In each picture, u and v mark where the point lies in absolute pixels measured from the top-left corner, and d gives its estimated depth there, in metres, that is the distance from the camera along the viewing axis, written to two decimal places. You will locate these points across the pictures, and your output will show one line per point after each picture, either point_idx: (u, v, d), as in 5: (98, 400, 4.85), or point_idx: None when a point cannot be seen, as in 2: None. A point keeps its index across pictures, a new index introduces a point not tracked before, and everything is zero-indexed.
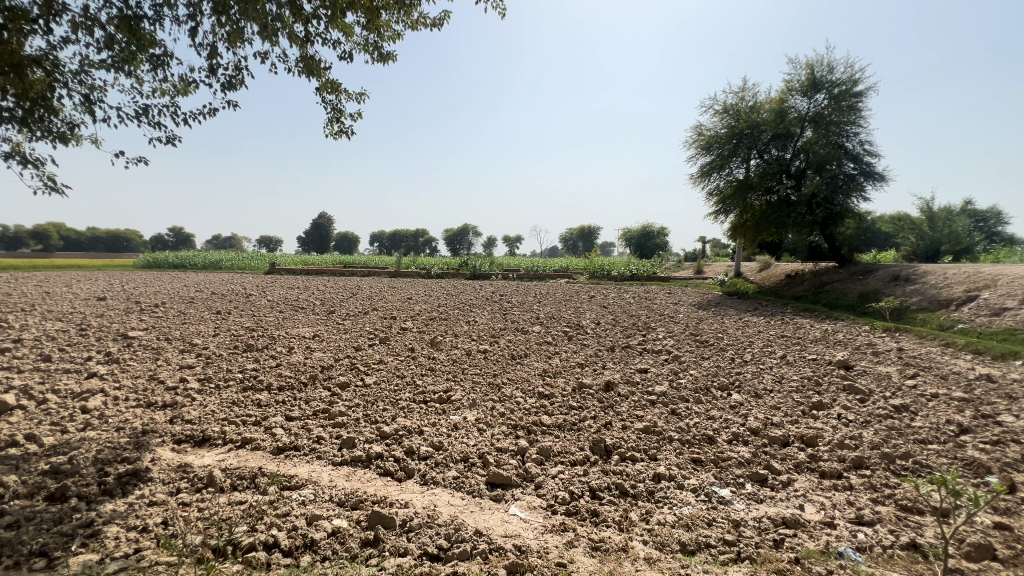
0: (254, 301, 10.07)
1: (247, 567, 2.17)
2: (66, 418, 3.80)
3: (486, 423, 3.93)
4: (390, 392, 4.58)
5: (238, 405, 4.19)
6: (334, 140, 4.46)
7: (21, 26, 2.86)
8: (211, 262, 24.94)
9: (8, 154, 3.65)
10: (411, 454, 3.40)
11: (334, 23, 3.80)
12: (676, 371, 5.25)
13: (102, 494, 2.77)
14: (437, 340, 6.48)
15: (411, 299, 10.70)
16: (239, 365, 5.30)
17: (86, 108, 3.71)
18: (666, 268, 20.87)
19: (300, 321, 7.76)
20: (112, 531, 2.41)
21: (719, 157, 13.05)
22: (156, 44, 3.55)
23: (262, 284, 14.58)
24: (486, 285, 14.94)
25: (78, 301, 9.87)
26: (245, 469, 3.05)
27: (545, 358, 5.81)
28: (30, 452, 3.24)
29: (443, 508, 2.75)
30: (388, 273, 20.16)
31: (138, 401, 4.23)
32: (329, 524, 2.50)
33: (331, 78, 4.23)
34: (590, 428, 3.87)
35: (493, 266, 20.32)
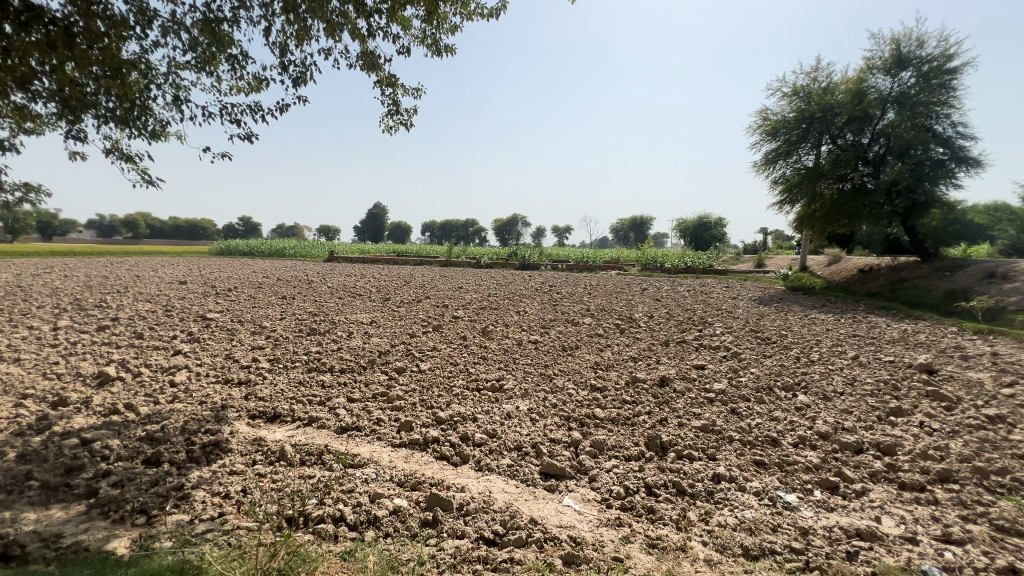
0: (315, 287, 10.62)
1: (318, 538, 2.32)
2: (156, 390, 4.19)
3: (539, 413, 3.95)
4: (444, 378, 4.70)
5: (304, 385, 4.47)
6: (390, 134, 4.42)
7: (121, 33, 3.12)
8: (276, 249, 26.57)
9: (109, 150, 4.02)
10: (466, 439, 3.48)
11: (395, 17, 3.87)
12: (736, 368, 5.03)
13: (189, 461, 3.03)
14: (488, 329, 6.57)
15: (462, 288, 10.90)
16: (304, 347, 5.63)
17: (175, 106, 4.02)
18: (723, 261, 19.97)
19: (358, 307, 8.12)
20: (200, 495, 2.64)
21: (786, 143, 12.27)
22: (232, 44, 3.77)
23: (323, 271, 15.34)
24: (536, 276, 14.90)
25: (163, 284, 10.78)
26: (312, 446, 3.24)
27: (596, 350, 5.75)
28: (128, 419, 3.60)
29: (498, 494, 2.80)
30: (439, 262, 20.62)
31: (216, 377, 4.60)
32: (391, 503, 2.61)
33: (389, 73, 4.33)
34: (645, 423, 3.80)
35: (543, 256, 20.30)
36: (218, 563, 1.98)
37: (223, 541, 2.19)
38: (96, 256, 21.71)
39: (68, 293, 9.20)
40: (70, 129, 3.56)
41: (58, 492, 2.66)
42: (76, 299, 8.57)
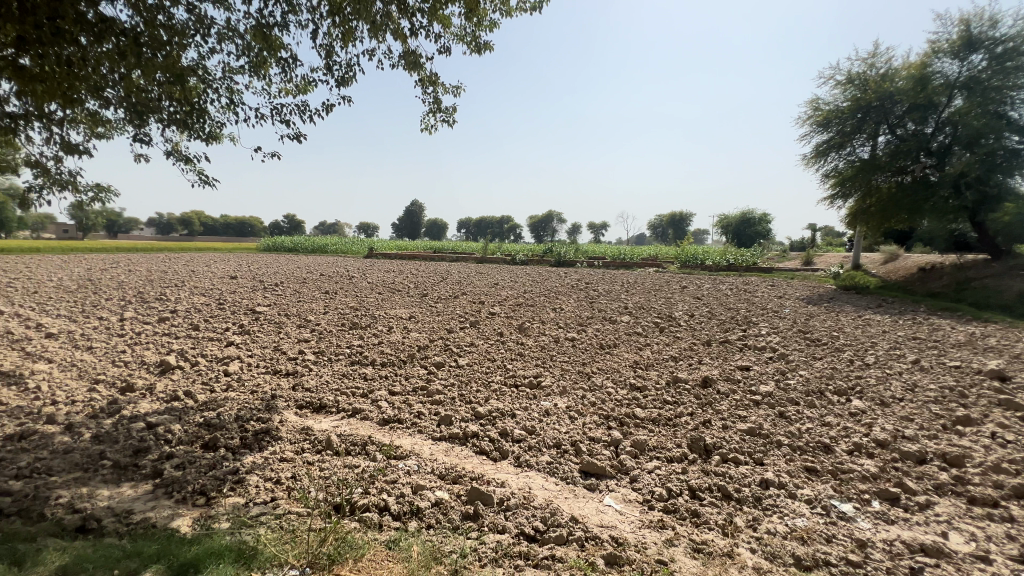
0: (356, 283, 10.94)
1: (364, 526, 2.40)
2: (212, 379, 4.43)
3: (577, 411, 3.93)
4: (482, 374, 4.75)
5: (348, 377, 4.62)
6: (431, 133, 4.49)
7: (182, 41, 3.30)
8: (318, 246, 27.51)
9: (170, 152, 4.25)
10: (505, 435, 3.51)
11: (437, 16, 3.91)
12: (783, 370, 4.84)
13: (243, 447, 3.20)
14: (525, 326, 6.58)
15: (498, 285, 10.96)
16: (347, 340, 5.81)
17: (229, 109, 4.21)
18: (768, 258, 19.21)
19: (397, 303, 8.30)
20: (254, 479, 2.77)
21: (839, 134, 11.65)
22: (282, 48, 3.91)
23: (363, 267, 15.79)
24: (573, 272, 14.81)
25: (216, 278, 11.39)
26: (357, 436, 3.34)
27: (635, 348, 5.65)
28: (188, 405, 3.83)
29: (538, 491, 2.81)
30: (475, 259, 20.81)
31: (266, 367, 4.82)
32: (433, 495, 2.67)
33: (430, 73, 4.40)
34: (687, 424, 3.71)
35: (579, 253, 20.13)
36: (273, 546, 2.08)
37: (277, 525, 2.30)
38: (155, 251, 23.18)
39: (133, 287, 9.86)
40: (136, 132, 3.79)
41: (128, 471, 2.86)
42: (139, 292, 9.17)
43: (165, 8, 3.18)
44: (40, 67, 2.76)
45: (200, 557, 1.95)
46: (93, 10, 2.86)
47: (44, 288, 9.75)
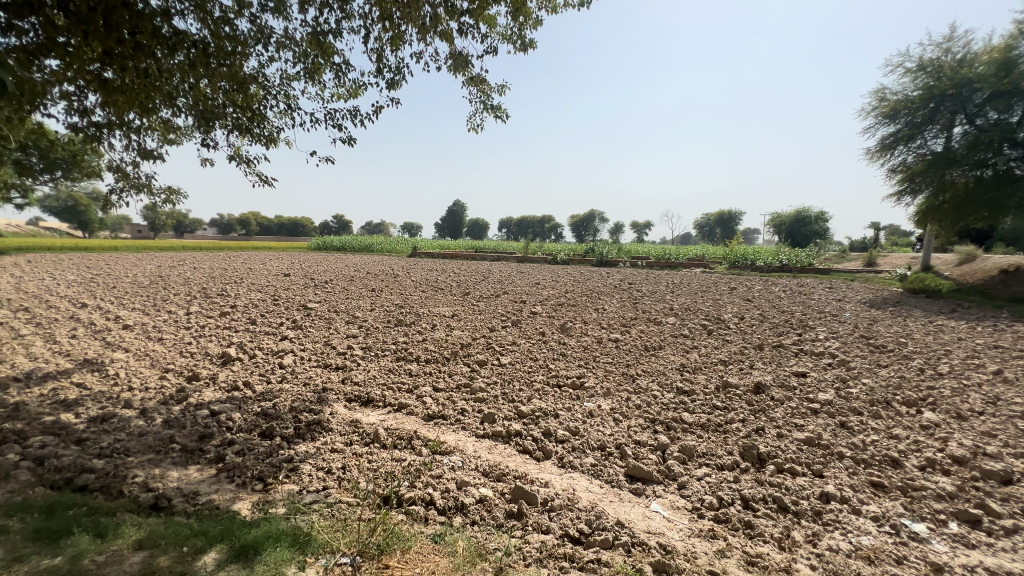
0: (401, 281, 11.22)
1: (411, 519, 2.45)
2: (268, 371, 4.67)
3: (622, 414, 3.86)
4: (524, 373, 4.75)
5: (394, 373, 4.74)
6: (474, 134, 4.55)
7: (245, 50, 3.48)
8: (364, 245, 28.42)
9: (233, 156, 4.51)
10: (548, 435, 3.49)
11: (483, 16, 3.95)
12: (844, 378, 4.55)
13: (296, 436, 3.35)
14: (567, 326, 6.53)
15: (540, 284, 10.95)
16: (393, 337, 5.97)
17: (286, 114, 4.40)
18: (825, 259, 18.15)
19: (440, 301, 8.44)
20: (307, 468, 2.90)
21: (907, 126, 10.84)
22: (336, 54, 4.05)
23: (407, 266, 16.19)
24: (615, 272, 14.58)
25: (271, 276, 12.01)
26: (403, 431, 3.43)
27: (681, 351, 5.49)
28: (247, 395, 4.05)
29: (583, 493, 2.78)
30: (516, 258, 20.87)
31: (318, 361, 5.03)
32: (477, 492, 2.69)
33: (476, 73, 4.43)
34: (739, 431, 3.57)
35: (622, 252, 19.77)
36: (325, 533, 2.16)
37: (329, 513, 2.39)
38: (216, 250, 24.70)
39: (198, 283, 10.57)
40: (202, 138, 4.03)
41: (194, 455, 3.06)
42: (204, 288, 9.81)
43: (229, 20, 3.36)
44: (122, 79, 2.98)
45: (261, 540, 2.05)
46: (168, 25, 3.06)
47: (122, 283, 10.61)
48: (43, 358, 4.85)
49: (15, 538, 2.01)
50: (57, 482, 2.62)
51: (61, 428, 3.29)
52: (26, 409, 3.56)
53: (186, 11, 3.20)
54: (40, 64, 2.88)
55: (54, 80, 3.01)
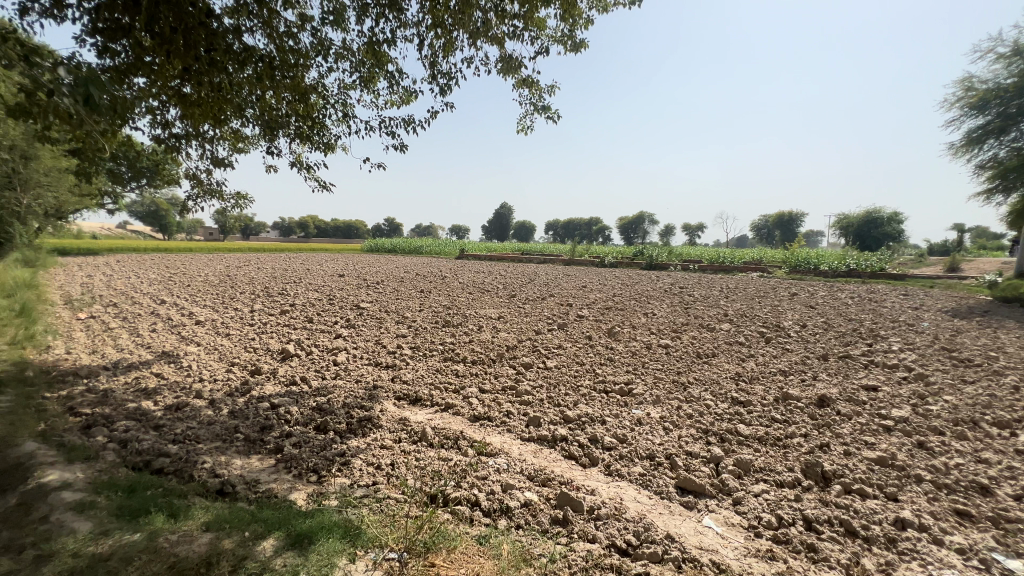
0: (449, 282, 11.45)
1: (457, 518, 2.48)
2: (324, 368, 4.89)
3: (672, 423, 3.73)
4: (570, 377, 4.70)
5: (441, 373, 4.83)
6: (523, 134, 4.63)
7: (306, 62, 3.66)
8: (413, 247, 29.26)
9: (295, 163, 4.77)
10: (595, 442, 3.44)
11: (533, 19, 3.95)
12: (922, 394, 4.17)
13: (349, 432, 3.48)
14: (614, 330, 6.40)
15: (587, 287, 10.82)
16: (441, 338, 6.09)
17: (343, 122, 4.59)
18: (899, 263, 16.77)
19: (486, 303, 8.53)
20: (358, 463, 3.00)
21: (999, 118, 9.85)
22: (390, 62, 4.18)
23: (455, 268, 16.46)
24: (665, 276, 14.17)
25: (328, 276, 12.60)
26: (450, 431, 3.48)
27: (736, 360, 5.24)
28: (304, 390, 4.26)
29: (630, 503, 2.71)
30: (562, 261, 20.75)
31: (369, 359, 5.22)
32: (522, 496, 2.69)
33: (526, 75, 4.44)
34: (800, 447, 3.36)
35: (673, 255, 19.17)
36: (375, 528, 2.22)
37: (378, 508, 2.47)
38: (277, 252, 26.25)
39: (262, 282, 11.26)
40: (267, 146, 4.28)
41: (256, 445, 3.25)
42: (267, 287, 10.44)
43: (293, 35, 3.55)
44: (198, 94, 3.22)
45: (315, 530, 2.14)
46: (239, 41, 3.27)
47: (196, 282, 11.49)
48: (128, 350, 5.32)
49: (102, 514, 2.21)
50: (138, 464, 2.86)
51: (142, 414, 3.60)
52: (112, 396, 3.91)
53: (255, 28, 3.41)
54: (129, 82, 3.15)
55: (141, 96, 3.29)
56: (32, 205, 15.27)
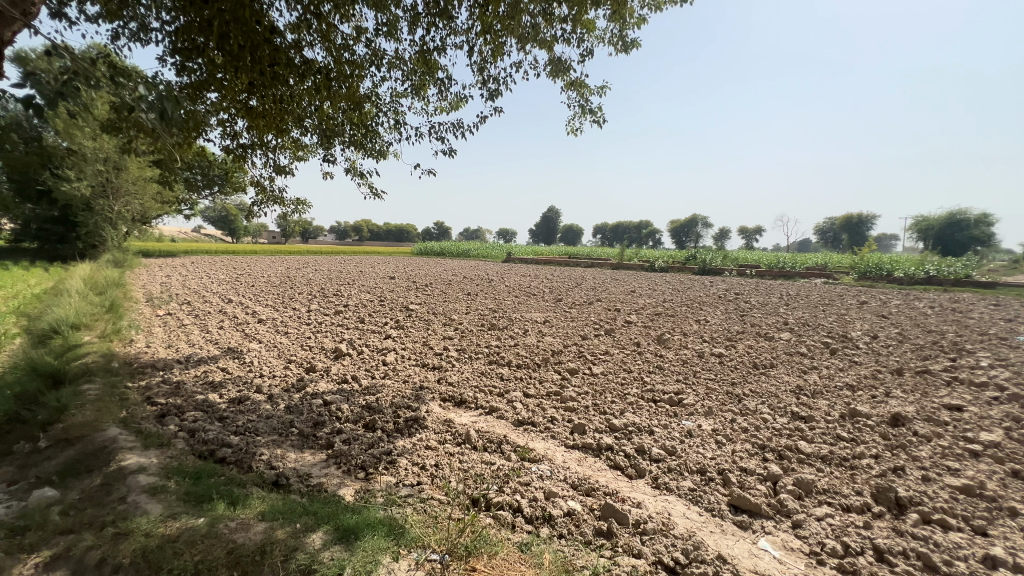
0: (495, 286, 11.55)
1: (499, 524, 2.48)
2: (374, 367, 5.05)
3: (724, 436, 3.56)
4: (617, 385, 4.59)
5: (486, 376, 4.86)
6: (575, 136, 4.64)
7: (361, 73, 3.81)
8: (461, 250, 29.79)
9: (349, 169, 4.97)
10: (642, 452, 3.33)
11: (582, 21, 3.91)
12: (1016, 416, 3.74)
13: (396, 431, 3.57)
14: (664, 337, 6.20)
15: (635, 293, 10.56)
16: (486, 341, 6.13)
17: (394, 129, 4.74)
18: (988, 270, 15.20)
19: (532, 307, 8.52)
20: (404, 463, 3.07)
21: None
22: (440, 70, 4.27)
23: (501, 271, 16.52)
24: (719, 282, 13.59)
25: (380, 278, 13.06)
26: (493, 434, 3.49)
27: (796, 372, 4.93)
28: (354, 388, 4.42)
29: (679, 518, 2.60)
30: (610, 265, 20.40)
31: (417, 360, 5.34)
32: (565, 504, 2.65)
33: (575, 77, 4.41)
34: (869, 469, 3.10)
35: (727, 259, 18.35)
36: (418, 527, 2.26)
37: (422, 508, 2.51)
38: (333, 254, 27.51)
39: (319, 283, 11.83)
40: (324, 154, 4.48)
41: (309, 440, 3.40)
42: (323, 288, 10.96)
43: (349, 47, 3.71)
44: (261, 105, 3.43)
45: (363, 526, 2.20)
46: (299, 56, 3.46)
47: (260, 282, 12.25)
48: (198, 345, 5.74)
49: (171, 498, 2.38)
50: (205, 453, 3.07)
51: (209, 406, 3.86)
52: (184, 387, 4.23)
53: (314, 42, 3.59)
54: (202, 97, 3.41)
55: (213, 110, 3.53)
56: (122, 210, 16.87)
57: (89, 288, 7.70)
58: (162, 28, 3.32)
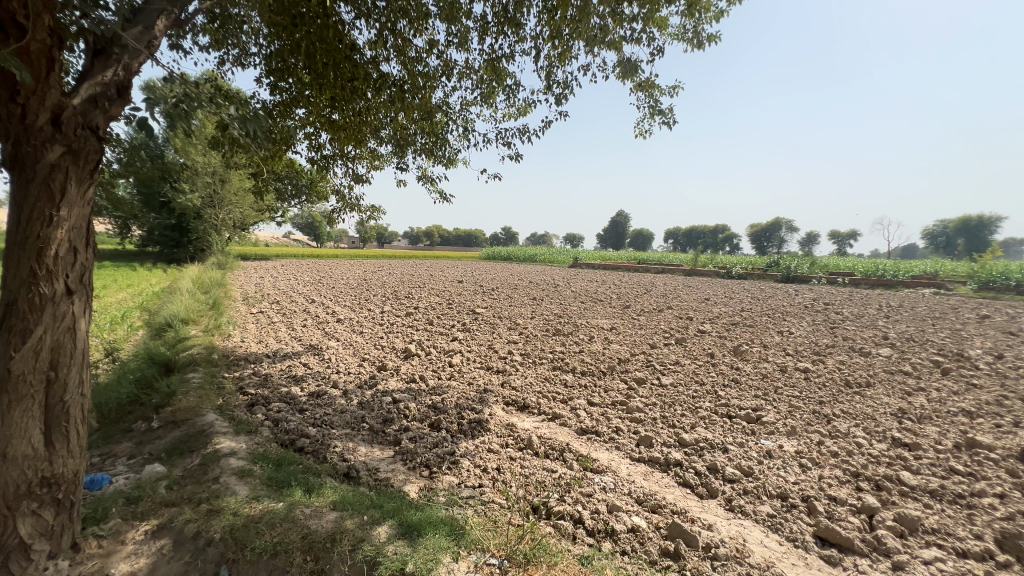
0: (562, 291, 11.48)
1: (558, 533, 2.43)
2: (440, 368, 5.20)
3: (810, 460, 3.25)
4: (688, 397, 4.36)
5: (550, 382, 4.83)
6: (642, 138, 4.35)
7: (432, 83, 3.94)
8: (527, 255, 30.04)
9: (421, 177, 5.18)
10: (714, 471, 3.13)
11: (654, 19, 3.77)
12: None
13: (459, 432, 3.64)
14: (741, 349, 5.80)
15: (710, 300, 10.01)
16: (551, 346, 6.09)
17: (464, 137, 4.86)
18: None
19: (599, 313, 8.35)
20: (466, 464, 3.12)
21: None
22: (508, 77, 4.32)
23: (566, 276, 16.41)
24: (805, 291, 12.50)
25: (449, 282, 13.46)
26: (556, 442, 3.45)
27: (898, 393, 4.40)
28: (422, 388, 4.58)
29: (755, 546, 2.41)
30: (683, 271, 19.51)
31: (482, 363, 5.42)
32: (630, 520, 2.55)
33: (645, 78, 4.27)
34: (991, 511, 2.68)
35: (817, 266, 16.84)
36: (478, 530, 2.28)
37: (482, 511, 2.53)
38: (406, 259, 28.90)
39: (392, 286, 12.44)
40: (397, 162, 4.70)
41: (379, 435, 3.57)
42: (396, 291, 11.53)
43: (422, 60, 3.86)
44: (342, 118, 3.67)
45: (425, 523, 2.26)
46: (376, 71, 3.65)
47: (339, 285, 13.12)
48: (285, 342, 6.24)
49: (256, 482, 2.60)
50: (286, 441, 3.32)
51: (291, 398, 4.18)
52: (271, 380, 4.61)
53: (391, 57, 3.77)
54: (291, 113, 3.71)
55: (300, 125, 3.83)
56: (226, 218, 18.85)
57: (197, 288, 8.66)
58: (259, 52, 3.67)
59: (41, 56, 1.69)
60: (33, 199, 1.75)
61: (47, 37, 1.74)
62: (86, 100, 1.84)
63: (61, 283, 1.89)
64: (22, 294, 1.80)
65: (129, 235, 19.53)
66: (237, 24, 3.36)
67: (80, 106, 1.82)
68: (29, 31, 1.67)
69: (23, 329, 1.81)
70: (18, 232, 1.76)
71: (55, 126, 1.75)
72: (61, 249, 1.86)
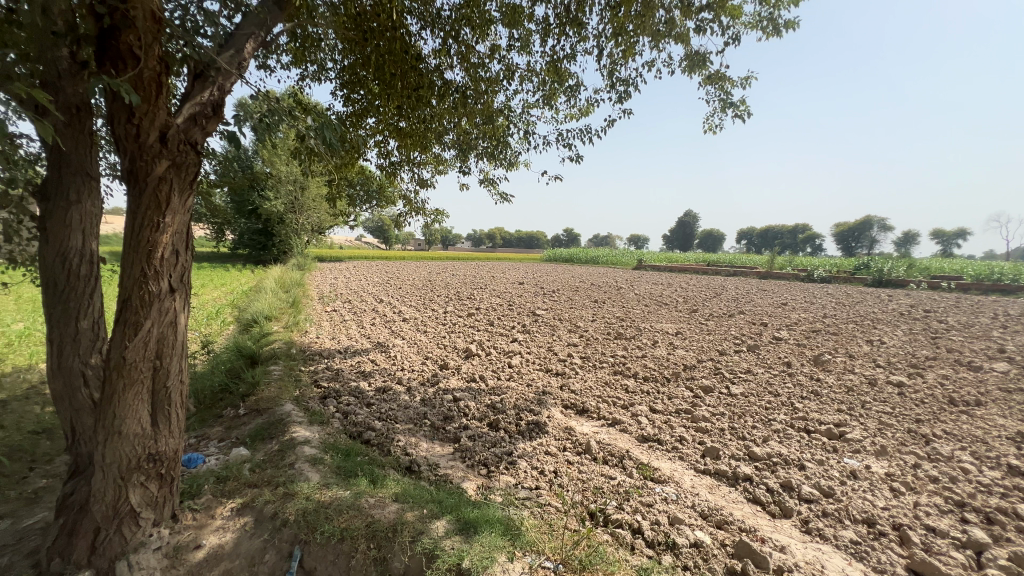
0: (624, 294, 11.19)
1: (616, 541, 2.37)
2: (499, 369, 5.26)
3: (903, 483, 2.93)
4: (760, 408, 4.09)
5: (610, 386, 4.72)
6: (713, 134, 4.23)
7: (494, 87, 4.01)
8: (590, 257, 29.64)
9: (483, 180, 5.27)
10: (789, 489, 2.91)
11: (727, 7, 3.57)
12: None
13: (518, 433, 3.66)
14: (823, 358, 5.35)
15: (788, 305, 9.31)
16: (612, 350, 5.96)
17: (525, 139, 4.89)
18: None
19: (663, 317, 8.06)
20: (523, 465, 3.13)
21: None
22: (570, 77, 4.29)
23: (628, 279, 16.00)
24: (901, 296, 11.28)
25: (511, 284, 13.57)
26: (615, 448, 3.37)
27: (1017, 414, 3.85)
28: (481, 387, 4.65)
29: (836, 573, 2.21)
30: (757, 274, 18.31)
31: (541, 365, 5.41)
32: (692, 534, 2.43)
33: (714, 70, 4.07)
34: None
35: (917, 268, 15.11)
36: (533, 532, 2.28)
37: (538, 513, 2.53)
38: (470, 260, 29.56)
39: (455, 287, 12.77)
40: (460, 166, 4.82)
41: (439, 431, 3.68)
42: (459, 292, 11.79)
43: (484, 65, 3.93)
44: (409, 125, 3.83)
45: (480, 520, 2.29)
46: (440, 79, 3.78)
47: (406, 286, 13.68)
48: (355, 339, 6.61)
49: (327, 469, 2.78)
50: (354, 433, 3.51)
51: (360, 392, 4.42)
52: (342, 375, 4.90)
53: (454, 64, 3.88)
54: (362, 122, 3.94)
55: (370, 134, 4.05)
56: (306, 223, 20.33)
57: (280, 287, 9.40)
58: (334, 67, 3.92)
59: (151, 81, 1.91)
60: (144, 208, 1.99)
61: (157, 65, 1.96)
62: (187, 119, 2.05)
63: (165, 283, 2.12)
64: (134, 291, 2.04)
65: (224, 239, 21.65)
66: (315, 43, 3.61)
67: (182, 125, 2.04)
68: (143, 60, 1.90)
69: (136, 322, 2.06)
70: (133, 237, 2.01)
71: (162, 142, 1.97)
72: (166, 253, 2.09)
